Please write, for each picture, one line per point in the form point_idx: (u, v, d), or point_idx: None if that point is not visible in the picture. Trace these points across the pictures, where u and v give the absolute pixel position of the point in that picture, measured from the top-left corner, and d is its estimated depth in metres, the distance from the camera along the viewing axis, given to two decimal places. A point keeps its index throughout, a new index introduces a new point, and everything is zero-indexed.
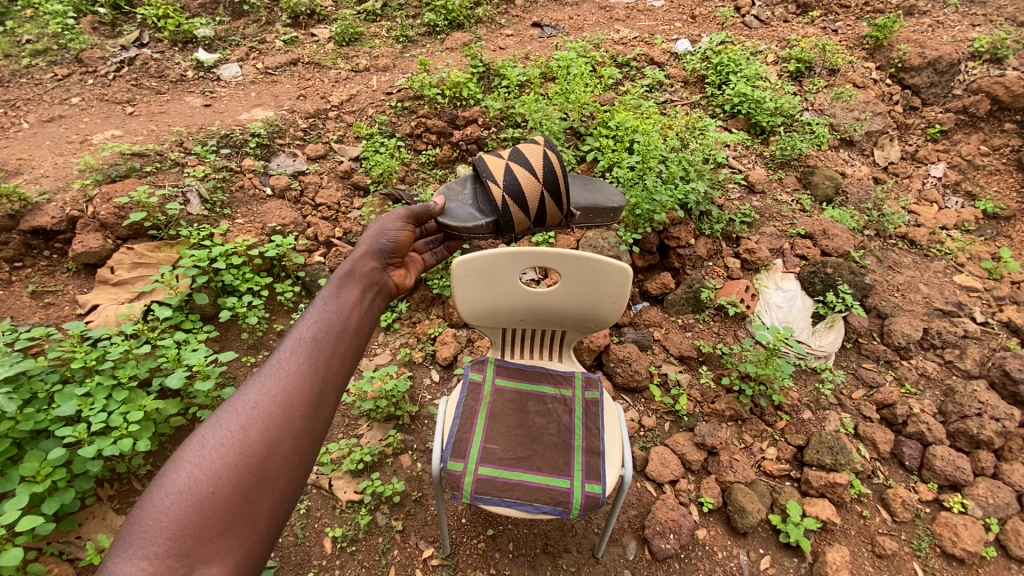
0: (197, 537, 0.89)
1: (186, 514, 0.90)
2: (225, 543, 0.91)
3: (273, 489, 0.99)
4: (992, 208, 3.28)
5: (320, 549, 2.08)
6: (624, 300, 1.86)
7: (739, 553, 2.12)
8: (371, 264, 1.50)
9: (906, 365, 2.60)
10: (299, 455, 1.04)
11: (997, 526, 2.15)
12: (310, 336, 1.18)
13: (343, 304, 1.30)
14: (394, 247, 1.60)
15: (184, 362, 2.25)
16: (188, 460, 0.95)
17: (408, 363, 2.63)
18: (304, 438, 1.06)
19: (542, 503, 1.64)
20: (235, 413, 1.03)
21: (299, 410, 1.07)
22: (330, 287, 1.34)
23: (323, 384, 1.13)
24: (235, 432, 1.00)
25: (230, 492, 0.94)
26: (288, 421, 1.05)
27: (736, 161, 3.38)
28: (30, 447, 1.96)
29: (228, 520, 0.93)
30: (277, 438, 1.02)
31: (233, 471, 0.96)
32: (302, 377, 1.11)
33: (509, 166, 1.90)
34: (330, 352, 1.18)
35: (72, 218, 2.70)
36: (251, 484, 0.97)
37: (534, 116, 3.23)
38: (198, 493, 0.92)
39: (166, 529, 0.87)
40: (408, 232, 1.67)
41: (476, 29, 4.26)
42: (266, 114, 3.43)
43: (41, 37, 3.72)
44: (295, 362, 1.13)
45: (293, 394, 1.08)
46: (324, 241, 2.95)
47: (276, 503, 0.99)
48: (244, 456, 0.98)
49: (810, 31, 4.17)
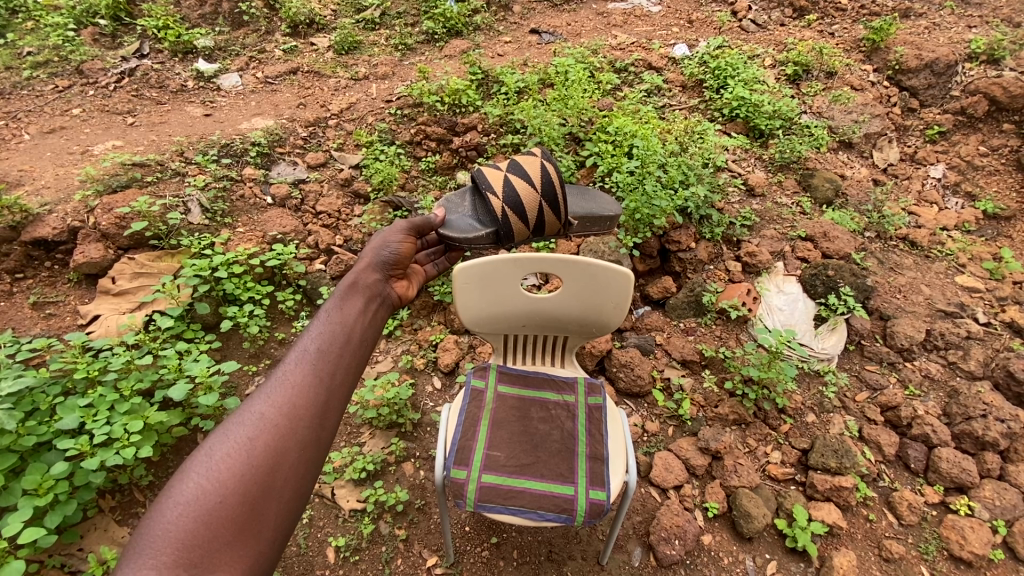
0: (205, 546, 0.88)
1: (193, 524, 0.89)
2: (233, 552, 0.90)
3: (280, 497, 0.99)
4: (992, 208, 3.28)
5: (323, 559, 2.07)
6: (626, 305, 1.85)
7: (745, 558, 2.10)
8: (374, 276, 1.50)
9: (910, 367, 2.59)
10: (305, 464, 1.04)
11: (1004, 528, 2.13)
12: (314, 348, 1.18)
13: (347, 315, 1.30)
14: (396, 258, 1.60)
15: (186, 371, 2.23)
16: (195, 471, 0.95)
17: (409, 370, 2.62)
18: (309, 448, 1.05)
19: (546, 511, 1.64)
20: (240, 424, 1.03)
21: (304, 420, 1.07)
22: (333, 300, 1.33)
23: (328, 396, 1.12)
24: (241, 441, 1.00)
25: (235, 501, 0.94)
26: (294, 431, 1.04)
27: (735, 164, 3.37)
28: (32, 460, 1.95)
29: (235, 528, 0.92)
30: (282, 449, 1.01)
31: (240, 481, 0.96)
32: (307, 388, 1.10)
33: (507, 177, 1.90)
34: (334, 362, 1.18)
35: (73, 229, 2.70)
36: (257, 495, 0.96)
37: (533, 123, 3.24)
38: (205, 503, 0.92)
39: (173, 539, 0.87)
40: (409, 244, 1.67)
41: (475, 36, 4.30)
42: (266, 123, 3.45)
43: (42, 49, 3.74)
44: (300, 373, 1.13)
45: (298, 404, 1.08)
46: (325, 249, 2.96)
47: (283, 513, 0.98)
48: (251, 467, 0.98)
49: (807, 35, 4.19)
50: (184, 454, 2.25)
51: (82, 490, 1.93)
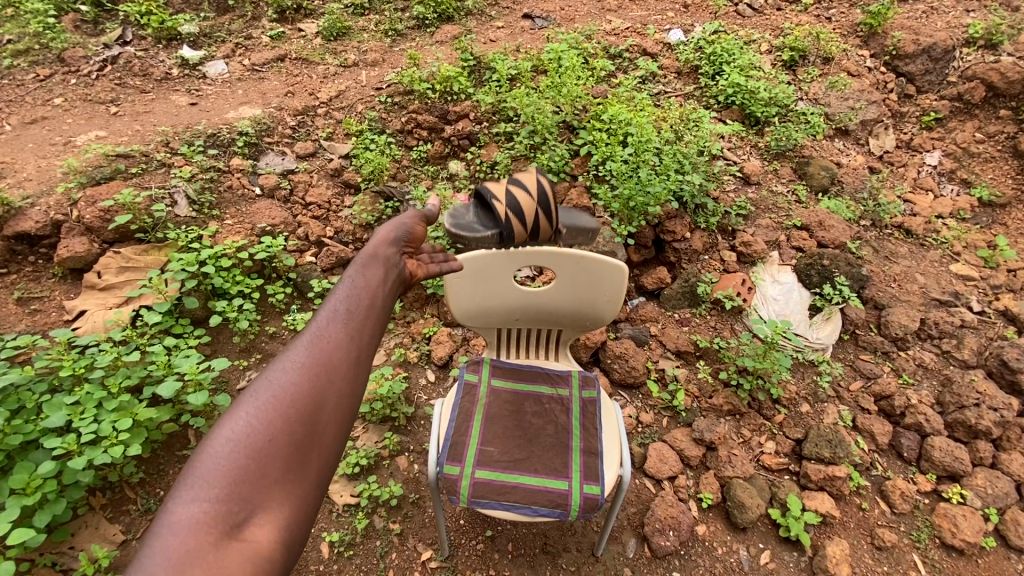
0: (254, 482, 0.87)
1: (242, 460, 0.88)
2: (281, 490, 0.88)
3: (324, 442, 0.96)
4: (987, 195, 3.26)
5: (317, 554, 2.06)
6: (620, 299, 1.83)
7: (739, 548, 2.11)
8: (394, 243, 1.36)
9: (904, 356, 2.59)
10: (347, 411, 1.01)
11: (996, 516, 2.15)
12: (352, 296, 1.14)
13: (380, 270, 1.25)
14: (412, 234, 1.42)
15: (175, 368, 2.20)
16: (243, 411, 0.93)
17: (402, 363, 2.60)
18: (353, 392, 1.02)
19: (540, 505, 1.63)
20: (283, 368, 1.00)
21: (345, 368, 1.03)
22: (367, 252, 1.28)
23: (368, 344, 1.08)
24: (286, 383, 0.98)
25: (281, 442, 0.91)
26: (335, 378, 1.01)
27: (731, 152, 3.33)
28: (19, 458, 1.92)
29: (282, 468, 0.90)
30: (325, 393, 0.98)
31: (286, 421, 0.93)
32: (347, 334, 1.07)
33: (501, 184, 1.65)
34: (372, 310, 1.13)
35: (56, 222, 2.65)
36: (303, 437, 0.93)
37: (526, 111, 3.18)
38: (253, 441, 0.90)
39: (223, 474, 0.86)
40: (424, 226, 1.48)
41: (466, 21, 4.21)
42: (253, 112, 3.37)
43: (21, 36, 3.63)
44: (340, 318, 1.09)
45: (338, 351, 1.04)
46: (315, 241, 2.91)
47: (329, 455, 0.95)
48: (295, 409, 0.95)
49: (803, 19, 4.13)
50: (176, 451, 2.23)
51: (71, 489, 1.91)
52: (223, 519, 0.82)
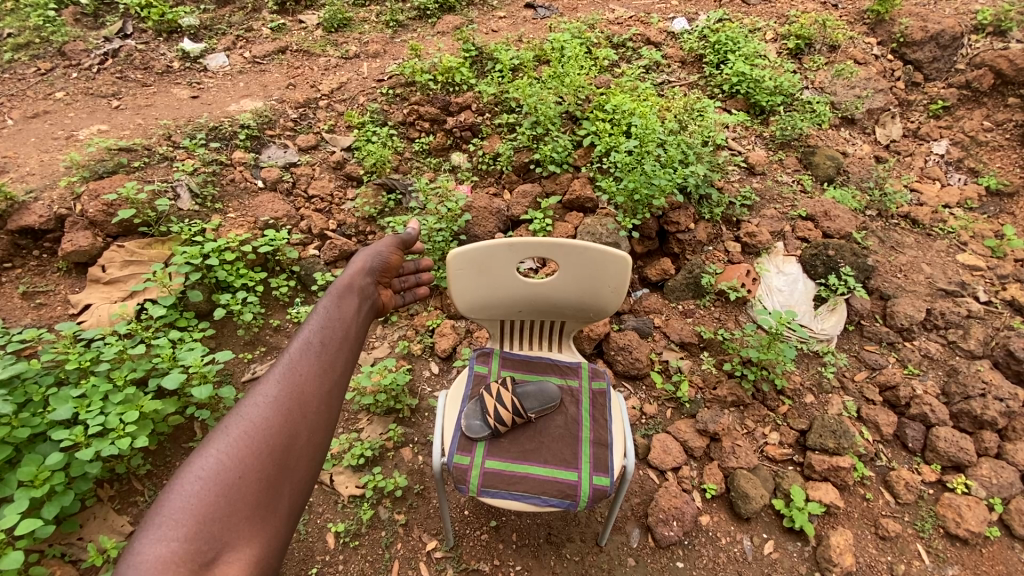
0: (224, 519, 0.92)
1: (214, 498, 0.93)
2: (251, 527, 0.94)
3: (294, 478, 1.03)
4: (995, 184, 3.20)
5: (322, 545, 2.08)
6: (624, 290, 1.82)
7: (742, 538, 2.12)
8: (366, 278, 1.53)
9: (910, 346, 2.58)
10: (315, 448, 1.09)
11: (1000, 506, 2.14)
12: (318, 338, 1.24)
13: (345, 313, 1.34)
14: (384, 266, 1.63)
15: (180, 361, 2.20)
16: (213, 450, 0.99)
17: (407, 356, 2.62)
18: (318, 433, 1.10)
19: (549, 496, 1.64)
20: (252, 407, 1.07)
21: (312, 407, 1.12)
22: (331, 296, 1.38)
23: (334, 386, 1.18)
24: (255, 423, 1.04)
25: (252, 480, 0.98)
26: (303, 417, 1.09)
27: (735, 142, 3.31)
28: (28, 450, 1.94)
29: (252, 506, 0.96)
30: (294, 432, 1.06)
31: (255, 460, 1.00)
32: (313, 376, 1.16)
33: (485, 268, 1.81)
34: (335, 353, 1.23)
35: (60, 216, 2.65)
36: (274, 474, 1.00)
37: (529, 102, 3.14)
38: (223, 479, 0.96)
39: (194, 512, 0.90)
40: (397, 256, 1.70)
41: (468, 12, 4.18)
42: (255, 104, 3.36)
43: (22, 30, 3.61)
44: (307, 361, 1.18)
45: (306, 392, 1.13)
46: (318, 234, 2.91)
47: (295, 494, 1.02)
48: (265, 447, 1.02)
49: (810, 6, 4.08)
50: (182, 443, 2.26)
51: (79, 480, 1.93)
52: (193, 556, 0.86)
